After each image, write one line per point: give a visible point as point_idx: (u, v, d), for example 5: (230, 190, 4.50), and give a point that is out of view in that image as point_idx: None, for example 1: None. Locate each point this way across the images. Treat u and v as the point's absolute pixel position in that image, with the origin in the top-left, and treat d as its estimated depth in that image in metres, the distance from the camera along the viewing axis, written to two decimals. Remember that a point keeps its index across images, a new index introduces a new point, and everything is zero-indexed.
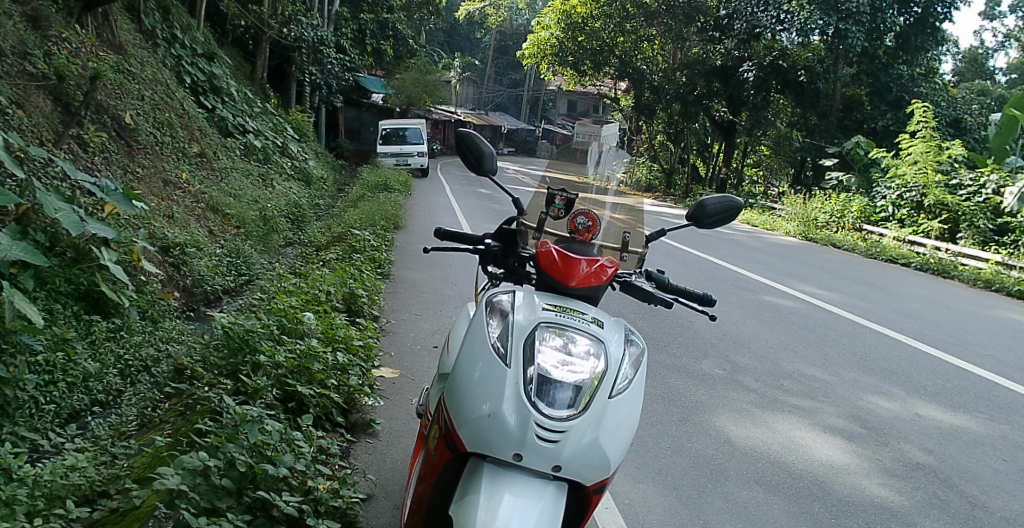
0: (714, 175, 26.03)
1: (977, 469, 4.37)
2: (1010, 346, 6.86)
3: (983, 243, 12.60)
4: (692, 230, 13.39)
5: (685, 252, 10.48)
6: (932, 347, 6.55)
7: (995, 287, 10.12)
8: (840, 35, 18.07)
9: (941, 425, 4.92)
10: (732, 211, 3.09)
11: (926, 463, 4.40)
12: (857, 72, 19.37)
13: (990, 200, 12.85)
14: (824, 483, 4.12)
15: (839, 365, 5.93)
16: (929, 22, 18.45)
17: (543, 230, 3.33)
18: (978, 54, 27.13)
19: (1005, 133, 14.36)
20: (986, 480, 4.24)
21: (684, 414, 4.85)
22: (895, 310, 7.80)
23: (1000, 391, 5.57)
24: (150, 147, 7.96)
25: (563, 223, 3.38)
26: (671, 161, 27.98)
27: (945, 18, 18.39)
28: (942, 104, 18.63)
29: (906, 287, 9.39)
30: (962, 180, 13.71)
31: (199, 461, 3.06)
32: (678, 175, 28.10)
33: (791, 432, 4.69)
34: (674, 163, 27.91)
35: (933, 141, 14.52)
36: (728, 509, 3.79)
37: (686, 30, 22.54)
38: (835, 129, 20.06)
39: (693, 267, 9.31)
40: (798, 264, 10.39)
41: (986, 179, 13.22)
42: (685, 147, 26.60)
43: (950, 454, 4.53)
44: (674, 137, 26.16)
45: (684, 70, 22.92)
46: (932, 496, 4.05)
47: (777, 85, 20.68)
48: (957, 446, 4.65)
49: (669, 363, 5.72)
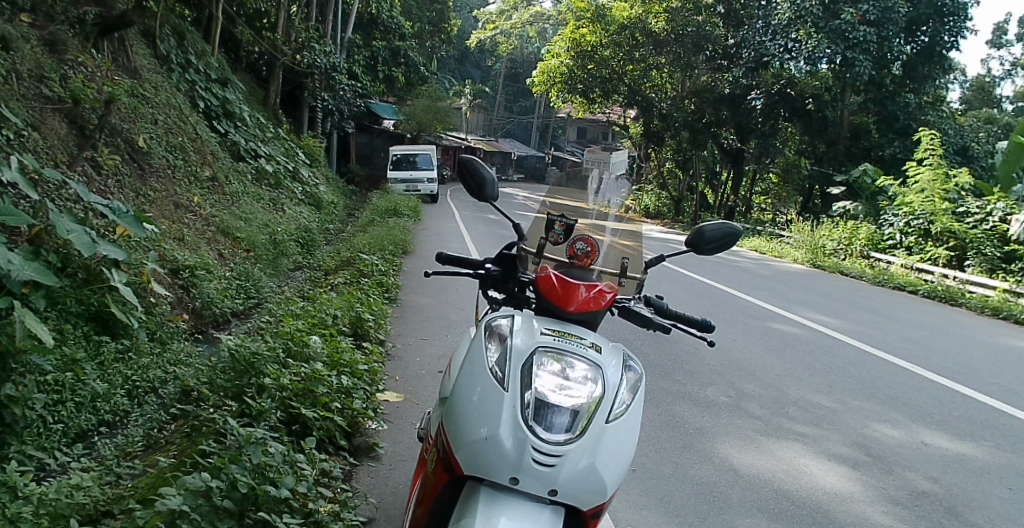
0: (722, 202, 25.97)
1: (983, 497, 4.33)
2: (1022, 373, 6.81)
3: (991, 270, 12.58)
4: (698, 258, 13.37)
5: (691, 279, 10.47)
6: (940, 375, 6.49)
7: (1003, 315, 10.06)
8: (847, 63, 18.11)
9: (947, 453, 4.89)
10: (731, 237, 3.11)
11: (930, 492, 4.37)
12: (864, 100, 19.54)
13: (997, 227, 12.84)
14: (828, 511, 4.09)
15: (844, 392, 5.90)
16: (937, 50, 18.49)
17: (543, 255, 3.34)
18: (985, 82, 27.14)
19: (1013, 161, 14.30)
20: (992, 508, 4.21)
21: (687, 440, 4.83)
22: (903, 338, 7.77)
23: (1006, 419, 5.54)
24: (163, 170, 8.07)
25: (562, 249, 3.36)
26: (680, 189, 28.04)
27: (951, 47, 18.34)
28: (949, 132, 18.73)
29: (913, 314, 9.33)
30: (969, 208, 13.66)
31: (202, 481, 3.09)
32: (687, 203, 28.13)
33: (795, 460, 4.66)
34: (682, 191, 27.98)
35: (941, 169, 14.54)
36: None
37: (694, 59, 22.80)
38: (843, 156, 20.30)
39: (701, 293, 9.29)
40: (806, 291, 10.34)
41: (993, 206, 13.19)
42: (694, 175, 26.71)
43: (955, 482, 4.49)
44: (683, 165, 26.28)
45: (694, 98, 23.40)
46: (936, 524, 4.02)
47: (784, 113, 20.90)
48: (962, 474, 4.62)
49: (674, 390, 5.71)
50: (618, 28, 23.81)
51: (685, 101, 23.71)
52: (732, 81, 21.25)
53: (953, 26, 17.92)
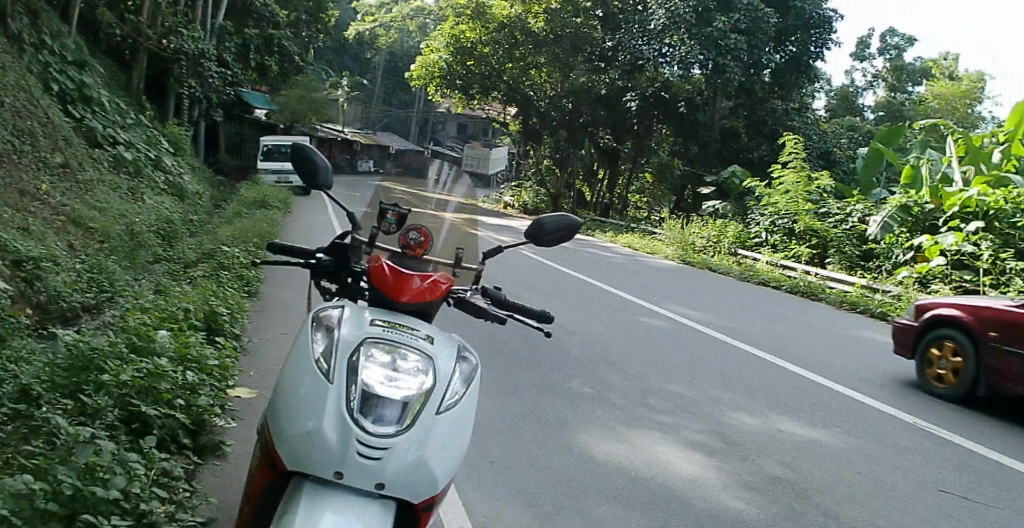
0: (597, 201, 26.46)
1: (832, 481, 4.59)
2: (868, 362, 7.32)
3: (850, 267, 13.37)
4: (575, 255, 13.58)
5: (565, 274, 10.67)
6: (794, 365, 6.87)
7: (860, 308, 10.77)
8: (718, 69, 18.93)
9: (800, 439, 5.17)
10: (570, 230, 3.16)
11: (783, 477, 4.60)
12: (735, 106, 20.37)
13: (856, 228, 13.66)
14: (683, 498, 4.23)
15: (703, 382, 6.15)
16: (804, 60, 19.61)
17: (374, 245, 3.22)
18: (848, 92, 29.02)
19: (872, 166, 15.17)
20: (839, 491, 4.46)
21: (548, 432, 4.91)
22: (764, 330, 8.18)
23: (856, 406, 5.93)
24: (5, 156, 7.53)
25: (394, 238, 3.27)
26: (557, 186, 28.27)
27: (817, 57, 19.54)
28: (813, 137, 19.88)
29: (774, 307, 9.86)
30: (829, 209, 14.62)
31: (22, 483, 2.83)
32: (564, 200, 28.34)
33: (653, 449, 4.81)
34: (560, 189, 28.15)
35: (804, 172, 15.52)
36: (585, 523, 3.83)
37: (573, 59, 23.55)
38: (713, 157, 20.62)
39: (573, 287, 9.47)
40: (677, 286, 10.73)
41: (852, 209, 14.17)
42: (571, 172, 26.72)
43: (806, 468, 4.75)
44: (560, 162, 26.52)
45: (569, 98, 24.28)
46: (787, 507, 4.22)
47: (658, 114, 21.82)
48: (813, 459, 4.89)
49: (538, 381, 5.80)
50: (499, 26, 24.59)
51: (562, 100, 24.59)
52: (610, 83, 22.46)
53: (818, 37, 19.29)
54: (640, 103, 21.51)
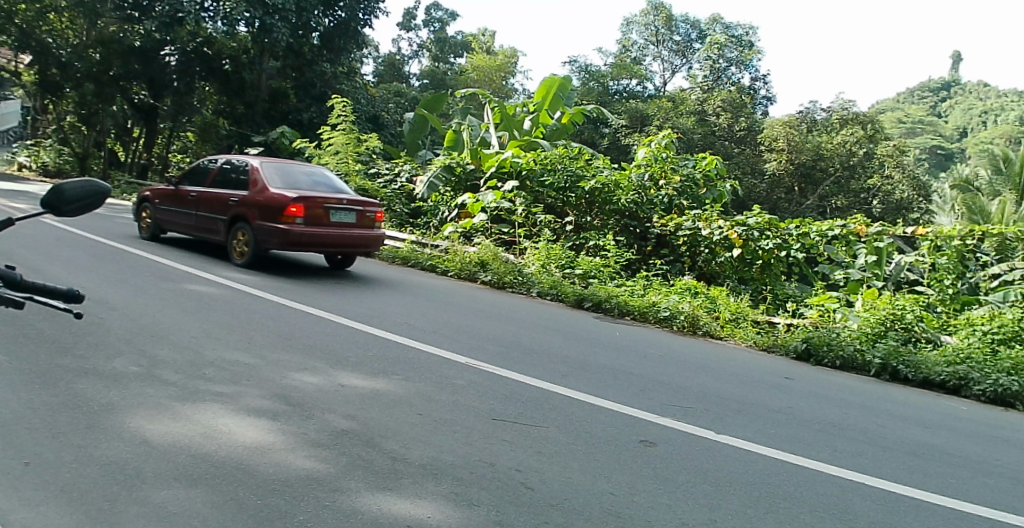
0: (133, 160, 30.57)
1: (394, 426, 5.56)
2: (408, 322, 8.41)
3: (400, 224, 15.72)
4: (137, 234, 13.17)
5: (128, 256, 10.46)
6: (389, 331, 7.93)
7: (412, 263, 12.51)
8: (264, 27, 23.55)
9: (360, 391, 6.22)
10: (98, 199, 3.03)
11: (350, 429, 5.39)
12: (284, 66, 25.63)
13: (404, 188, 16.16)
14: (249, 466, 4.57)
15: (259, 346, 7.01)
16: (349, 27, 25.64)
17: None
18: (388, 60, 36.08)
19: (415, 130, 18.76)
20: (401, 433, 5.43)
21: (97, 422, 4.94)
22: (324, 300, 8.92)
23: (414, 354, 7.33)
24: None
25: None
26: (84, 145, 30.21)
27: (356, 25, 25.72)
28: (361, 100, 26.36)
29: (350, 272, 10.98)
30: (378, 170, 16.98)
31: None
32: (92, 160, 30.61)
33: (215, 422, 5.17)
34: (88, 147, 29.96)
35: (353, 135, 17.45)
36: (143, 512, 3.89)
37: (103, 7, 25.80)
38: (259, 117, 25.79)
39: (135, 269, 9.33)
40: (251, 261, 11.07)
41: (400, 170, 16.65)
42: (104, 129, 29.34)
43: (365, 418, 5.65)
44: (90, 120, 28.58)
45: (97, 49, 26.49)
46: (354, 455, 4.94)
47: (201, 70, 26.27)
48: (374, 409, 5.88)
49: (79, 367, 5.92)
50: None
51: (88, 51, 26.79)
52: (143, 35, 25.43)
53: (363, 7, 25.43)
54: (181, 57, 25.73)
